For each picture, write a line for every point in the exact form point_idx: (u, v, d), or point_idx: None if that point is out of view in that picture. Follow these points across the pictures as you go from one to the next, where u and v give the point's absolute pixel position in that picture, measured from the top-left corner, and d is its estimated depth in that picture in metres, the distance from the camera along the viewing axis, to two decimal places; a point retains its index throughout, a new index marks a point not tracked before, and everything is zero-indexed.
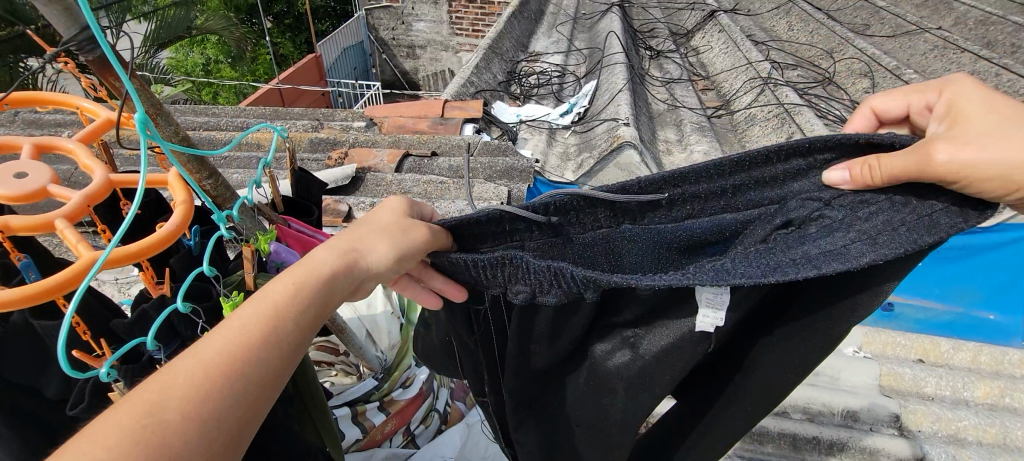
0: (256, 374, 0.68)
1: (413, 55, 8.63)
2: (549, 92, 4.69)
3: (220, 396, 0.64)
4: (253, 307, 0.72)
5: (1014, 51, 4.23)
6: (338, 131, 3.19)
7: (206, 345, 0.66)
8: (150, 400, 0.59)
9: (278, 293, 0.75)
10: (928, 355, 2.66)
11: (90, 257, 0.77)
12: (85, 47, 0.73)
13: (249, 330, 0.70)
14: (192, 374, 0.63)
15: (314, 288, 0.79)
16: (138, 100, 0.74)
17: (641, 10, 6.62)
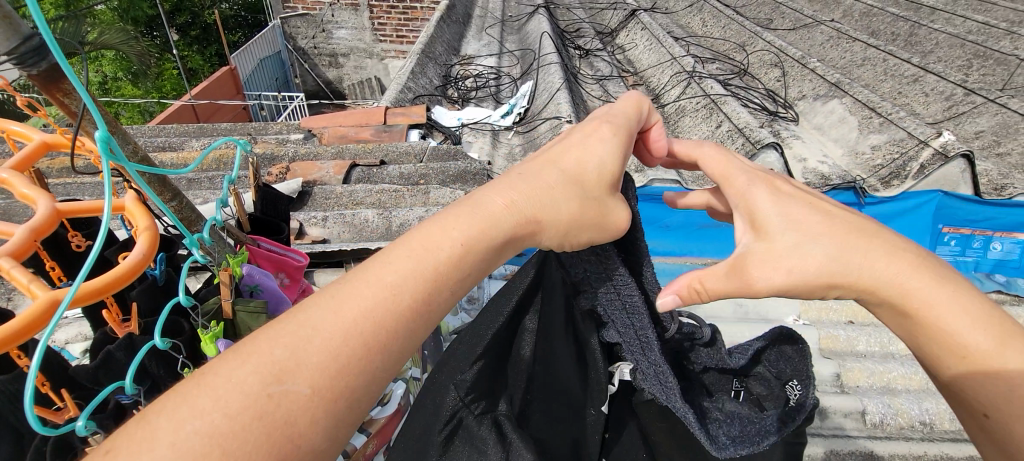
0: (395, 345, 0.60)
1: (337, 64, 8.31)
2: (487, 94, 4.70)
3: (353, 368, 0.56)
4: (409, 271, 0.63)
5: (896, 39, 4.73)
6: (275, 145, 3.02)
7: (349, 297, 0.59)
8: (279, 352, 0.53)
9: (437, 246, 0.65)
10: (857, 316, 2.92)
11: (48, 298, 0.68)
12: (26, 58, 0.75)
13: (396, 286, 0.61)
14: (332, 334, 0.55)
15: (480, 249, 0.68)
16: (98, 116, 0.66)
17: (565, 11, 6.77)
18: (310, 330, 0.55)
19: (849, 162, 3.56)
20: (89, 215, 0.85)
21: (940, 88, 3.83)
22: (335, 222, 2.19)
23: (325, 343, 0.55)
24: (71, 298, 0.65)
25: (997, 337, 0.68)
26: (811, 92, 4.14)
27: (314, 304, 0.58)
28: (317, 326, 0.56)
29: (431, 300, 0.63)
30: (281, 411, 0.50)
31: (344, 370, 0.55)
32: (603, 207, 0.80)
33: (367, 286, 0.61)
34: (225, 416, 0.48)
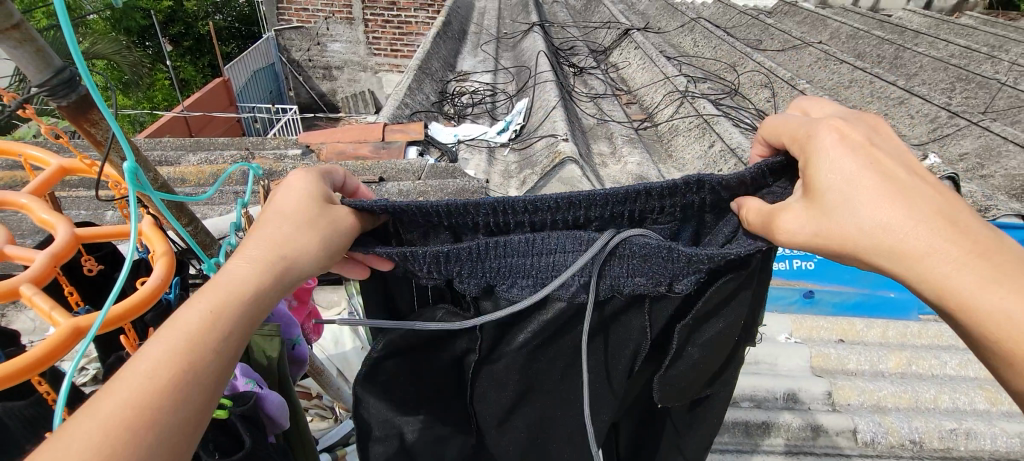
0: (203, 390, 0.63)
1: (332, 77, 8.32)
2: (483, 111, 4.74)
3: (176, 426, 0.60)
4: (173, 342, 0.63)
5: (881, 62, 4.87)
6: (273, 160, 3.04)
7: (138, 364, 0.60)
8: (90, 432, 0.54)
9: (192, 311, 0.67)
10: (847, 335, 2.98)
11: (70, 324, 0.69)
12: (58, 91, 0.76)
13: (208, 316, 0.67)
14: (150, 372, 0.60)
15: (232, 316, 0.69)
16: (128, 147, 0.68)
17: (560, 29, 6.87)
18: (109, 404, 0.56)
19: None
20: (106, 239, 0.86)
21: (924, 111, 3.94)
22: None
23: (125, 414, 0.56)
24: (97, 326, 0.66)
25: (981, 274, 0.65)
26: None
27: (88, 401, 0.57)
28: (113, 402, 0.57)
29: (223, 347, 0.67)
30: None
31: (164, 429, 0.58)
32: (308, 240, 0.83)
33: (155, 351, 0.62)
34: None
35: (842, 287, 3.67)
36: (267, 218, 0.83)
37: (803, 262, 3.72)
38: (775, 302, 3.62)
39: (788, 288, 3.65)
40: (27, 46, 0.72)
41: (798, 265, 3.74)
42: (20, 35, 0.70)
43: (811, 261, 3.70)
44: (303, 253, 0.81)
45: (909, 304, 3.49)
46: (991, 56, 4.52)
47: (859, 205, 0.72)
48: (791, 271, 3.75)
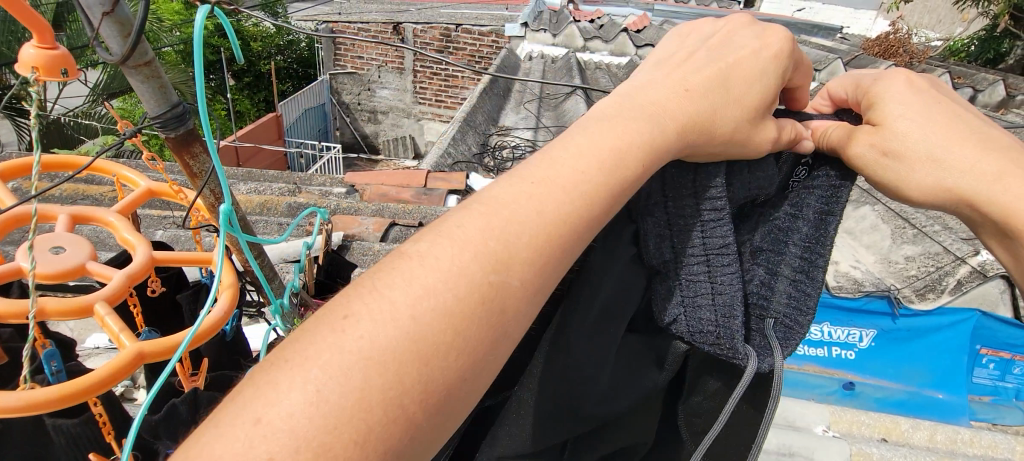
0: (478, 354, 0.48)
1: (376, 121, 7.88)
2: (528, 139, 4.19)
3: (499, 350, 0.49)
4: (396, 333, 0.44)
5: None
6: (319, 197, 3.08)
7: (366, 355, 0.43)
8: (349, 316, 0.45)
9: (460, 262, 0.49)
10: (891, 434, 2.73)
11: (136, 351, 0.75)
12: (170, 124, 0.76)
13: (415, 337, 0.45)
14: (375, 382, 0.42)
15: (463, 330, 0.46)
16: (227, 194, 0.76)
17: (657, 31, 6.28)
18: (380, 294, 0.47)
19: (881, 269, 3.35)
20: (179, 264, 0.93)
21: None
22: None
23: (419, 319, 0.45)
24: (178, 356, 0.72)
25: (1001, 165, 0.65)
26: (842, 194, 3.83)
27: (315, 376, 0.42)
28: (392, 289, 0.47)
29: (508, 267, 0.50)
30: (337, 441, 0.40)
31: (460, 382, 0.46)
32: (490, 281, 0.49)
33: (466, 233, 0.51)
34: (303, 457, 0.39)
35: (884, 382, 3.51)
36: (432, 255, 0.49)
37: (843, 350, 3.53)
38: (812, 390, 3.53)
39: (827, 376, 3.54)
40: (126, 37, 0.69)
41: (837, 353, 3.55)
42: (118, 17, 0.68)
43: (852, 351, 3.52)
44: (493, 285, 0.49)
45: (957, 408, 3.39)
46: None
47: (894, 127, 0.70)
48: (830, 359, 3.57)
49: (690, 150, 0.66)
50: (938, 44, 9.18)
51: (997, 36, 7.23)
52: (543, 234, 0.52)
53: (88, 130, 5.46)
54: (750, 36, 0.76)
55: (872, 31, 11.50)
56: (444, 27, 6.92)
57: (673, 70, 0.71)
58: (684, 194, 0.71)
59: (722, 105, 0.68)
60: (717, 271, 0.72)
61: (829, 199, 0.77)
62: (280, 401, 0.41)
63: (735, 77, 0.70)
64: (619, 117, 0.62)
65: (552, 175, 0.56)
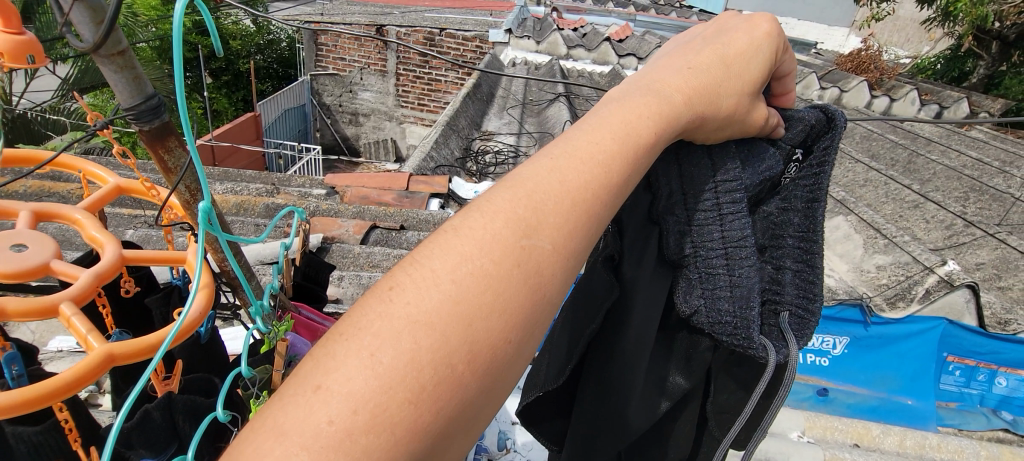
0: (512, 312, 0.44)
1: (357, 123, 7.80)
2: (511, 145, 4.20)
3: (542, 315, 0.47)
4: (436, 296, 0.42)
5: (895, 164, 4.74)
6: (297, 198, 3.03)
7: (390, 320, 0.41)
8: (395, 287, 0.43)
9: (486, 229, 0.47)
10: (863, 439, 2.78)
11: (105, 354, 0.71)
12: (143, 116, 0.73)
13: (448, 297, 0.42)
14: (411, 341, 0.40)
15: (500, 288, 0.44)
16: (205, 189, 0.73)
17: (639, 41, 6.37)
18: (421, 264, 0.45)
19: (854, 277, 3.43)
20: (151, 264, 0.89)
21: (939, 217, 3.80)
22: (351, 283, 2.06)
23: (461, 283, 0.43)
24: (155, 358, 0.69)
25: None
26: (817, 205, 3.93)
27: (349, 351, 0.40)
28: (432, 258, 0.45)
29: (539, 232, 0.48)
30: (384, 409, 0.38)
31: (506, 345, 0.44)
32: (520, 243, 0.47)
33: (497, 205, 0.49)
34: (360, 419, 0.37)
35: (857, 388, 3.60)
36: (464, 227, 0.47)
37: (817, 357, 3.61)
38: (788, 397, 3.57)
39: (802, 383, 3.61)
40: (99, 24, 0.66)
41: (812, 359, 3.64)
42: (90, 2, 0.65)
43: (826, 357, 3.59)
44: (513, 242, 0.47)
45: (926, 414, 3.46)
46: (1002, 170, 4.61)
47: None
48: (806, 365, 3.65)
49: (699, 122, 0.64)
50: (906, 61, 9.52)
51: (961, 55, 7.54)
52: (569, 201, 0.51)
53: (58, 126, 5.30)
54: (739, 22, 0.74)
55: (844, 48, 11.81)
56: (428, 31, 6.93)
57: (677, 55, 0.70)
58: (702, 184, 0.70)
59: (724, 79, 0.66)
60: (735, 264, 0.70)
61: (810, 188, 0.79)
62: (338, 368, 0.39)
63: (732, 55, 0.68)
64: (630, 97, 0.61)
65: (571, 148, 0.55)
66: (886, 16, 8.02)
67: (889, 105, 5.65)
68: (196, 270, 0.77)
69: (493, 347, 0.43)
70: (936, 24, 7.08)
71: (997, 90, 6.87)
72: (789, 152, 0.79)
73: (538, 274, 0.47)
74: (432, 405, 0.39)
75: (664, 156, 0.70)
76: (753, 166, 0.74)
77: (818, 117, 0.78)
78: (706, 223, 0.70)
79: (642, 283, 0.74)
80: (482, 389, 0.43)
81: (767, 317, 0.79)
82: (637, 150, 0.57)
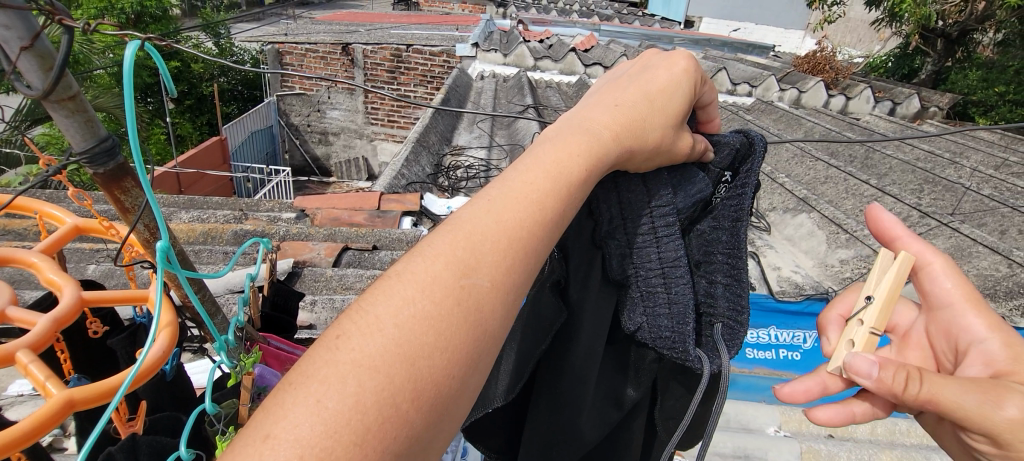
0: (452, 347, 0.47)
1: (326, 142, 7.73)
2: (481, 158, 4.21)
3: (484, 348, 0.49)
4: (379, 336, 0.45)
5: (853, 160, 4.92)
6: (266, 223, 3.00)
7: (341, 363, 0.43)
8: (342, 335, 0.46)
9: (427, 271, 0.50)
10: (836, 430, 2.84)
11: (65, 398, 0.71)
12: (97, 158, 0.73)
13: (391, 338, 0.45)
14: (357, 379, 0.42)
15: (441, 323, 0.47)
16: (164, 229, 0.73)
17: (603, 51, 6.51)
18: (366, 311, 0.47)
19: (819, 273, 3.41)
20: (112, 304, 0.88)
21: (896, 209, 3.95)
22: (324, 307, 2.05)
23: (404, 327, 0.46)
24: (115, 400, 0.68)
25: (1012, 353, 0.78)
26: (781, 204, 4.06)
27: (303, 391, 0.42)
28: (375, 304, 0.47)
29: (477, 271, 0.51)
30: (329, 449, 0.39)
31: (449, 379, 0.46)
32: (457, 280, 0.50)
33: (437, 248, 0.52)
34: None
35: None
36: (407, 271, 0.50)
37: (790, 352, 3.73)
38: (764, 393, 3.65)
39: (775, 378, 3.73)
40: (49, 71, 0.66)
41: (784, 354, 3.76)
42: (38, 51, 0.65)
43: (798, 352, 3.73)
44: (449, 279, 0.50)
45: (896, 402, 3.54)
46: (952, 162, 4.83)
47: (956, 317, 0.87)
48: (778, 360, 3.78)
49: (628, 155, 0.67)
50: (860, 61, 9.92)
51: (910, 54, 7.89)
52: (505, 240, 0.54)
53: (12, 159, 5.15)
54: (660, 59, 0.79)
55: (801, 50, 12.25)
56: (394, 48, 6.93)
57: (606, 93, 0.75)
58: (638, 210, 0.75)
59: (648, 115, 0.69)
60: (672, 282, 0.75)
61: (734, 208, 0.83)
62: (286, 415, 0.41)
63: (654, 92, 0.72)
64: (562, 137, 0.64)
65: (508, 189, 0.58)
66: (837, 19, 8.36)
67: (844, 103, 5.88)
68: (157, 309, 0.76)
69: (431, 387, 0.45)
70: (884, 25, 7.40)
71: (944, 85, 7.21)
72: (718, 175, 0.84)
73: (477, 305, 0.49)
74: (372, 446, 0.41)
75: (603, 184, 0.74)
76: (686, 189, 0.78)
77: (740, 142, 0.84)
78: (643, 245, 0.75)
79: (590, 303, 0.77)
80: (423, 424, 0.44)
81: (703, 328, 0.82)
82: (568, 185, 0.60)
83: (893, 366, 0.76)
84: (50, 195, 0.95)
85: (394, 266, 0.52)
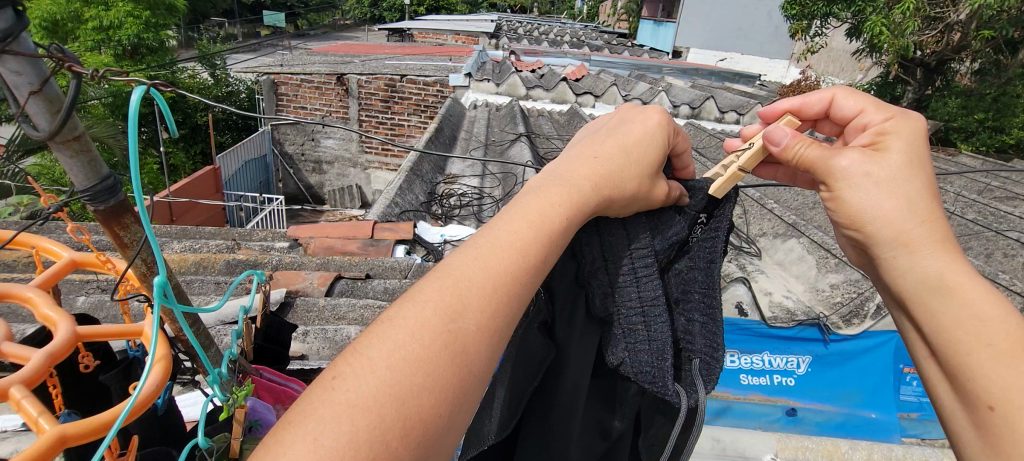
0: (439, 387, 0.48)
1: (320, 171, 7.78)
2: (474, 186, 4.26)
3: (470, 389, 0.51)
4: (372, 377, 0.47)
5: None
6: (259, 252, 3.00)
7: (335, 403, 0.45)
8: (337, 376, 0.47)
9: (418, 316, 0.52)
10: (834, 456, 2.81)
11: (57, 434, 0.70)
12: (99, 196, 0.75)
13: (383, 378, 0.47)
14: (351, 418, 0.44)
15: (429, 364, 0.49)
16: (161, 266, 0.75)
17: (593, 80, 6.67)
18: (360, 354, 0.49)
19: (811, 298, 3.43)
20: (106, 338, 0.88)
21: None
22: (316, 337, 2.04)
23: (396, 368, 0.47)
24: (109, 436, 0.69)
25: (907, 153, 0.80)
26: (771, 230, 4.11)
27: (299, 429, 0.44)
28: (369, 348, 0.49)
29: (464, 316, 0.53)
30: None
31: (437, 418, 0.47)
32: (445, 324, 0.51)
33: (427, 294, 0.54)
34: None
35: (823, 405, 3.70)
36: (399, 316, 0.52)
37: (784, 377, 3.67)
38: (759, 419, 3.66)
39: (770, 405, 3.70)
40: (56, 114, 0.69)
41: (779, 380, 3.68)
42: (47, 94, 0.68)
43: (792, 377, 3.67)
44: (437, 322, 0.52)
45: (890, 427, 3.59)
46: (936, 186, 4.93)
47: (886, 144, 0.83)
48: (773, 386, 3.70)
49: (607, 204, 0.70)
50: (842, 89, 10.20)
51: (890, 82, 8.12)
52: (490, 285, 0.56)
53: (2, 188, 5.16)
54: (637, 113, 0.84)
55: (786, 79, 12.60)
56: (388, 78, 7.06)
57: (586, 145, 0.78)
58: (620, 252, 0.78)
59: (626, 166, 0.73)
60: (652, 320, 0.77)
61: (709, 249, 0.86)
62: (285, 453, 0.42)
63: (631, 144, 0.76)
64: (544, 189, 0.67)
65: (493, 237, 0.61)
66: (818, 49, 8.63)
67: None
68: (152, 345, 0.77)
69: (419, 426, 0.46)
70: (864, 55, 7.66)
71: (924, 112, 7.40)
72: (695, 217, 0.88)
73: (465, 347, 0.51)
74: None
75: (586, 229, 0.78)
76: (662, 232, 0.82)
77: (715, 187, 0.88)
78: (625, 284, 0.77)
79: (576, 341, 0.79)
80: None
81: (681, 363, 0.84)
82: (552, 231, 0.63)
83: (807, 140, 0.85)
84: (47, 230, 0.96)
85: (385, 310, 0.54)
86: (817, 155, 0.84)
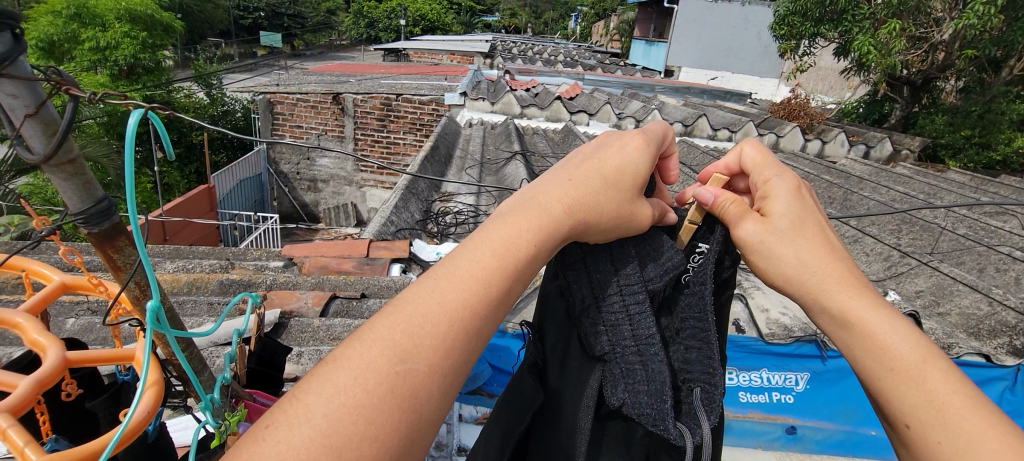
0: (378, 434, 0.48)
1: (315, 189, 7.78)
2: (469, 204, 4.26)
3: (417, 434, 0.50)
4: (308, 426, 0.46)
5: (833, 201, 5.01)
6: (253, 272, 2.98)
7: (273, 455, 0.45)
8: (269, 425, 0.47)
9: (359, 361, 0.51)
10: None
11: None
12: (93, 219, 0.74)
13: (319, 428, 0.46)
14: None
15: (372, 409, 0.48)
16: (154, 289, 0.74)
17: (587, 99, 6.73)
18: (296, 399, 0.49)
19: None
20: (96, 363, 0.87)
21: (877, 250, 4.03)
22: (310, 359, 2.01)
23: (330, 416, 0.47)
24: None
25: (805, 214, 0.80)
26: None
27: None
28: (306, 393, 0.49)
29: (413, 356, 0.52)
30: None
31: None
32: (392, 366, 0.51)
33: (377, 333, 0.54)
34: None
35: (823, 423, 3.60)
36: (344, 356, 0.52)
37: (782, 395, 3.60)
38: (759, 438, 3.58)
39: (770, 423, 3.60)
40: (51, 136, 0.69)
41: (777, 397, 3.62)
42: (43, 117, 0.68)
43: (790, 395, 3.60)
44: (383, 362, 0.51)
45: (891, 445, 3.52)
46: (928, 202, 4.96)
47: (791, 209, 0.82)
48: (771, 404, 3.62)
49: (583, 228, 0.70)
50: (832, 107, 10.35)
51: (878, 100, 8.25)
52: (445, 320, 0.55)
53: None
54: (615, 138, 0.84)
55: (777, 96, 12.78)
56: (384, 97, 7.10)
57: (562, 168, 0.78)
58: (606, 284, 0.79)
59: (600, 191, 0.73)
60: (649, 359, 0.78)
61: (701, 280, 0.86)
62: None
63: (609, 171, 0.77)
64: (514, 214, 0.67)
65: (453, 268, 0.60)
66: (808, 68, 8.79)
67: (821, 147, 6.10)
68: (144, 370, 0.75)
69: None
70: (853, 73, 7.79)
71: (914, 128, 7.49)
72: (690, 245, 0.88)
73: (416, 391, 0.51)
74: None
75: (575, 263, 0.80)
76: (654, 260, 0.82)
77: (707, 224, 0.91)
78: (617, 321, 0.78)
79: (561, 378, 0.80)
80: None
81: (684, 395, 0.84)
82: (511, 262, 0.62)
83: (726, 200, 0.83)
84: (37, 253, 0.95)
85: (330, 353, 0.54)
86: (734, 214, 0.82)
